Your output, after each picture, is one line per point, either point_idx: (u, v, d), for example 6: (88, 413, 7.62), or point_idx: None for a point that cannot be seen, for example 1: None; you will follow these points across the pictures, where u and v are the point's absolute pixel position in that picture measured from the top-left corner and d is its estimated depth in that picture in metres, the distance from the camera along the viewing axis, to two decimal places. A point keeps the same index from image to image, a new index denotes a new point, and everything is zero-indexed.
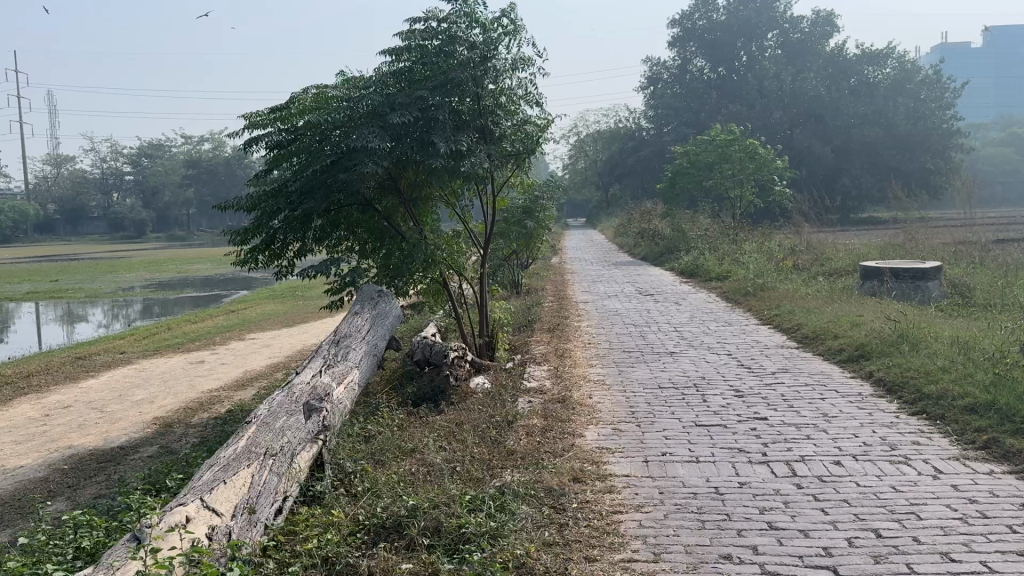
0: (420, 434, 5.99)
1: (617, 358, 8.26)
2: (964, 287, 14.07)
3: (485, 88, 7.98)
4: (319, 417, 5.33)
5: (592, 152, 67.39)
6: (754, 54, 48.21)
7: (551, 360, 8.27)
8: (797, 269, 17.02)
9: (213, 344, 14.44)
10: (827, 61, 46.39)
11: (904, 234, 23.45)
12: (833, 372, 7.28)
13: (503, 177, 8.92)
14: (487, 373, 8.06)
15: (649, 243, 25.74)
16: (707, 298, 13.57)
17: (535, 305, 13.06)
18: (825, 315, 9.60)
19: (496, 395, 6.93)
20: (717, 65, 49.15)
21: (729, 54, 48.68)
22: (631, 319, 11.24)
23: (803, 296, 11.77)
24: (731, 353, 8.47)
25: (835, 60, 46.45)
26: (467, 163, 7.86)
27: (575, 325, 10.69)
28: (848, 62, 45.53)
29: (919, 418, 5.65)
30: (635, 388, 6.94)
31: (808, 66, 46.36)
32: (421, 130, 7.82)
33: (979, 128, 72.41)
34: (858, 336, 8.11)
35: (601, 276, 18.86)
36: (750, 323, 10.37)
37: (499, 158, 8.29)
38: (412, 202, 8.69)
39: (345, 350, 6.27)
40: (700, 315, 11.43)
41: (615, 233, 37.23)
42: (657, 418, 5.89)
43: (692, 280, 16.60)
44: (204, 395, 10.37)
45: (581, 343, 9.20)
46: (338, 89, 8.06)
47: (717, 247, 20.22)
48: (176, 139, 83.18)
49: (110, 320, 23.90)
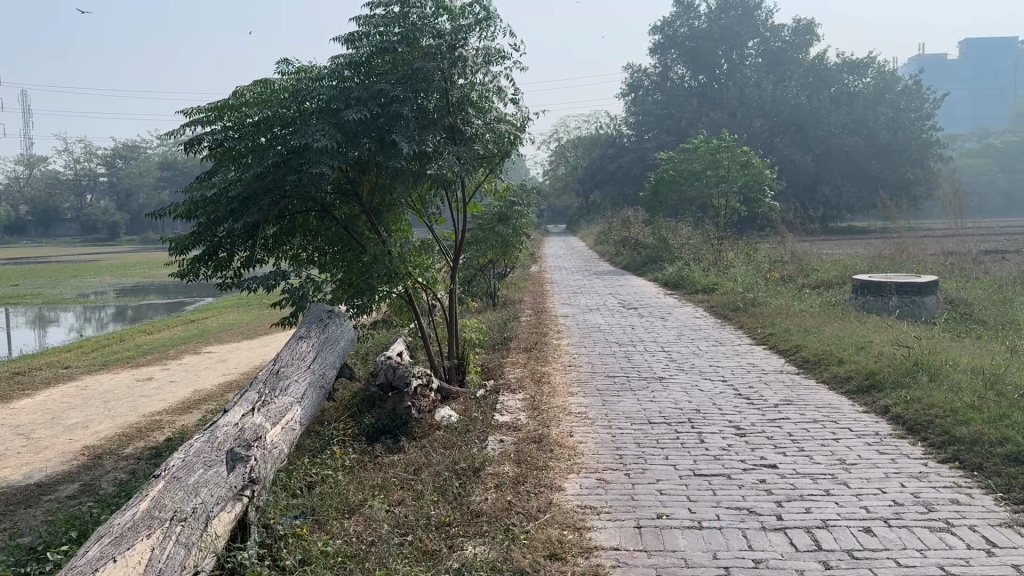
0: (370, 483, 5.09)
1: (601, 385, 7.40)
2: (962, 303, 13.39)
3: (454, 81, 7.15)
4: (243, 469, 4.48)
5: (573, 158, 66.83)
6: (735, 62, 47.83)
7: (527, 387, 7.43)
8: (785, 281, 16.33)
9: (167, 359, 13.48)
10: (807, 70, 46.12)
11: (892, 245, 22.89)
12: (843, 405, 6.48)
13: (476, 182, 8.09)
14: (455, 401, 7.21)
15: (631, 252, 25.01)
16: (693, 312, 12.81)
17: (512, 318, 12.23)
18: (826, 336, 8.84)
19: (464, 430, 6.06)
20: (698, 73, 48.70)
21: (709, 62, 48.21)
22: (616, 337, 10.41)
23: (797, 313, 11.02)
24: (725, 379, 7.67)
25: (815, 69, 46.19)
26: (434, 165, 6.99)
27: (554, 344, 9.86)
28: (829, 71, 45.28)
29: (952, 468, 4.86)
30: (622, 424, 6.10)
31: (790, 74, 46.06)
32: (381, 127, 6.95)
33: (958, 139, 72.60)
34: (866, 362, 7.34)
35: (581, 286, 18.10)
36: (743, 342, 9.60)
37: (471, 161, 7.45)
38: (374, 209, 7.83)
39: (284, 383, 5.37)
40: (688, 332, 10.64)
41: (596, 240, 36.57)
42: (649, 466, 5.06)
43: (677, 291, 15.85)
44: (145, 419, 9.44)
45: (561, 366, 8.35)
46: (289, 81, 7.21)
47: (702, 256, 19.52)
48: (152, 141, 81.81)
49: (85, 323, 23.05)
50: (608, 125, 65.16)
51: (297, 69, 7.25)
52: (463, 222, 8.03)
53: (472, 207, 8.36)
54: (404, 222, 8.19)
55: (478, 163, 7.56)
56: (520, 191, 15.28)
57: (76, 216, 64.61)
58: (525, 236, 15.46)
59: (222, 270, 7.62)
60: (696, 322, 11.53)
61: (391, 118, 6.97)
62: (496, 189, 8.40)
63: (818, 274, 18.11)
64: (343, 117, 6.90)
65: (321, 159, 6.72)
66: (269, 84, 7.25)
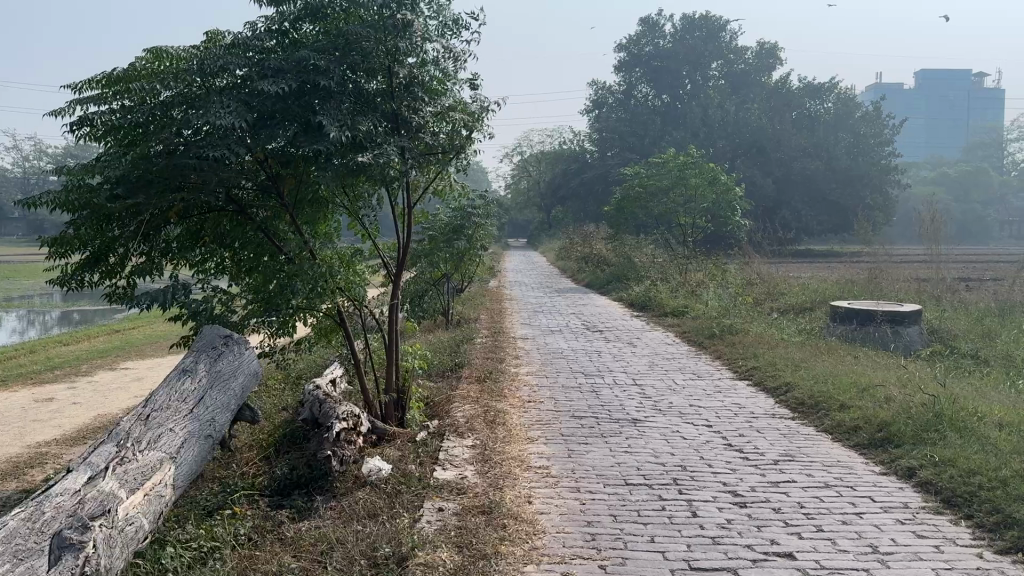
0: (263, 569, 3.84)
1: (565, 428, 6.24)
2: (946, 335, 12.54)
3: (398, 59, 6.02)
4: (72, 563, 3.21)
5: (535, 173, 66.00)
6: (699, 82, 47.44)
7: (479, 427, 6.26)
8: (756, 305, 15.40)
9: (75, 376, 11.96)
10: (770, 92, 45.93)
11: (863, 270, 22.19)
12: (855, 464, 5.43)
13: (424, 181, 6.93)
14: (390, 445, 6.00)
15: (593, 269, 23.97)
16: (664, 338, 11.75)
17: (467, 340, 11.04)
18: (818, 373, 7.82)
19: (396, 489, 4.83)
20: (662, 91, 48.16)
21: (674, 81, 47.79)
22: (582, 364, 9.30)
23: (779, 343, 10.02)
24: (709, 422, 6.57)
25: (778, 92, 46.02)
26: (370, 158, 5.82)
27: (512, 371, 8.71)
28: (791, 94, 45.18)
29: (1019, 564, 3.82)
30: (592, 484, 4.93)
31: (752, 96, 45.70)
32: (305, 108, 5.76)
33: (916, 167, 73.43)
34: (874, 409, 6.34)
35: (541, 304, 16.97)
36: (723, 375, 8.55)
37: (416, 155, 6.30)
38: (300, 210, 6.60)
39: (153, 431, 4.11)
40: (660, 362, 9.57)
41: (556, 256, 35.46)
42: (630, 552, 3.89)
43: (643, 313, 14.80)
44: (27, 451, 8.01)
45: (520, 401, 7.18)
46: (196, 49, 5.97)
47: (668, 275, 18.55)
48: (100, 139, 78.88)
49: (19, 326, 21.33)
50: (570, 141, 64.47)
51: (208, 36, 6.05)
52: (405, 228, 6.83)
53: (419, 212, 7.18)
54: (338, 226, 7.00)
55: (425, 160, 6.39)
56: (477, 201, 14.11)
57: (20, 216, 61.94)
58: (482, 250, 14.31)
59: (110, 278, 6.32)
60: (668, 350, 10.48)
61: (319, 99, 5.79)
62: (447, 193, 7.20)
63: (789, 297, 17.27)
64: (259, 95, 5.72)
65: (227, 144, 5.51)
66: (171, 51, 5.99)
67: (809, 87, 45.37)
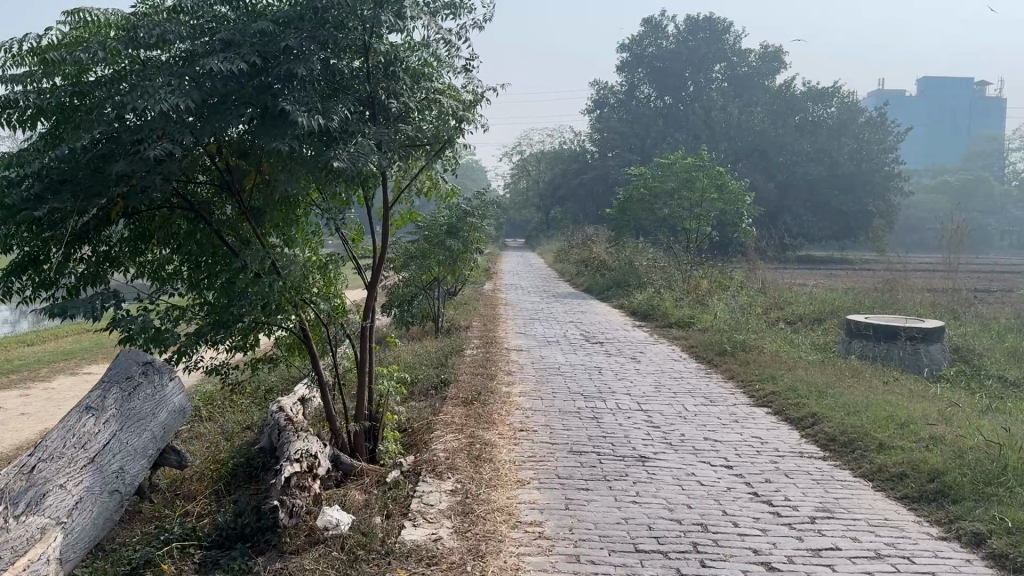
0: None
1: (562, 467, 5.36)
2: (972, 354, 11.69)
3: (376, 34, 5.07)
4: None
5: (535, 172, 65.16)
6: (701, 84, 46.50)
7: (461, 463, 5.39)
8: (766, 316, 14.55)
9: (32, 382, 11.07)
10: (774, 96, 45.02)
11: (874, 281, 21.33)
12: (907, 525, 4.57)
13: (408, 179, 5.96)
14: (356, 486, 5.11)
15: (592, 273, 23.15)
16: (669, 352, 10.90)
17: (457, 352, 10.18)
18: (848, 403, 6.96)
19: (356, 554, 3.94)
20: (664, 93, 47.24)
21: (676, 83, 46.90)
22: (581, 383, 8.43)
23: (798, 363, 9.17)
24: (727, 461, 5.71)
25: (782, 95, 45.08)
26: (341, 151, 4.82)
27: (504, 391, 7.85)
28: (795, 98, 44.33)
29: None
30: (597, 551, 4.03)
31: (756, 99, 44.69)
32: (263, 89, 4.81)
33: (920, 175, 72.66)
34: (920, 452, 5.50)
35: (537, 310, 16.10)
36: (739, 400, 7.70)
37: (398, 150, 5.32)
38: (262, 211, 5.62)
39: (35, 491, 3.21)
40: (667, 381, 8.72)
41: (554, 258, 34.58)
42: None
43: (646, 322, 13.95)
44: None
45: (512, 429, 6.33)
46: (136, 16, 4.99)
47: (671, 281, 17.71)
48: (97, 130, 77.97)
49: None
50: (570, 141, 63.65)
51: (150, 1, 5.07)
52: (383, 231, 5.92)
53: (402, 213, 6.26)
54: (311, 228, 6.07)
55: (408, 154, 5.45)
56: (472, 201, 13.24)
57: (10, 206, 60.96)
58: (476, 253, 13.45)
59: (45, 289, 5.32)
60: (675, 366, 9.62)
61: (280, 80, 4.84)
62: (434, 191, 6.28)
63: (798, 307, 16.44)
64: (208, 73, 4.76)
65: (166, 132, 4.54)
66: (105, 19, 4.99)
67: (812, 91, 44.35)
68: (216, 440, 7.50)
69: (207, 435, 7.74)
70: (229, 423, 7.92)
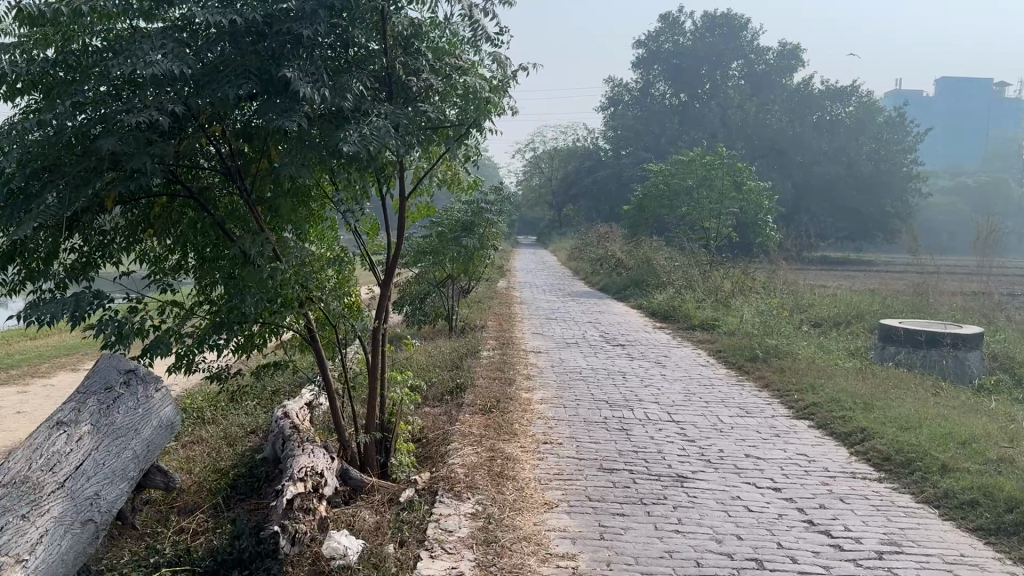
0: None
1: (592, 488, 4.86)
2: (1013, 363, 11.10)
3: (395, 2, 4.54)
4: None
5: (548, 169, 64.58)
6: (718, 81, 45.80)
7: (482, 481, 4.89)
8: (792, 318, 13.99)
9: (29, 378, 10.63)
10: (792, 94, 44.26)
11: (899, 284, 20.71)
12: (989, 563, 4.04)
13: (428, 168, 5.42)
14: (366, 505, 4.61)
15: (608, 271, 22.64)
16: (695, 355, 10.36)
17: (473, 352, 9.71)
18: (899, 416, 6.43)
19: None
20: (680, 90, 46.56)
21: (693, 80, 46.21)
22: (606, 388, 7.93)
23: (835, 370, 8.64)
24: (773, 483, 5.19)
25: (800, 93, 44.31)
26: (352, 130, 4.29)
27: (524, 396, 7.36)
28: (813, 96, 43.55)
29: None
30: None
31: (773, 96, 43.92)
32: (268, 60, 4.29)
33: (939, 176, 71.67)
34: (991, 477, 4.96)
35: (553, 309, 15.59)
36: (776, 412, 7.18)
37: (416, 133, 4.77)
38: (266, 199, 5.10)
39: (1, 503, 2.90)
40: (696, 387, 8.20)
41: (567, 256, 34.01)
42: None
43: (667, 324, 13.42)
44: None
45: (535, 442, 5.82)
46: None
47: (691, 281, 17.18)
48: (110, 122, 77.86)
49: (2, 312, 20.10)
50: (584, 137, 63.05)
51: None
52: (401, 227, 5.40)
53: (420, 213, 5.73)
54: (326, 223, 5.56)
55: (428, 138, 4.92)
56: (489, 195, 12.73)
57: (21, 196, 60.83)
58: (492, 250, 12.97)
59: (30, 281, 4.83)
60: (703, 371, 9.10)
61: (286, 49, 4.32)
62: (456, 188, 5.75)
63: (824, 308, 15.86)
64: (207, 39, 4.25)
65: (158, 106, 4.03)
66: None
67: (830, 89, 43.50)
68: (218, 446, 7.07)
69: (210, 439, 7.32)
70: (232, 427, 7.49)
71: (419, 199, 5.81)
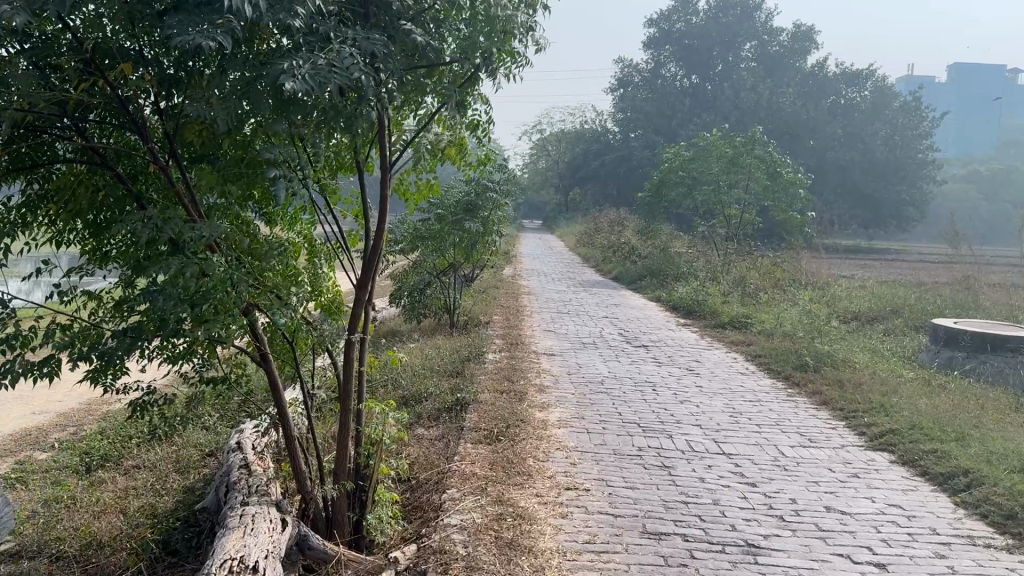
0: None
1: (636, 567, 3.59)
2: None
3: None
4: None
5: (555, 152, 63.04)
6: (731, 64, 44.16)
7: (484, 554, 3.63)
8: (830, 315, 12.67)
9: None
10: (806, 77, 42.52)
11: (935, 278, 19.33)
12: None
13: (422, 129, 4.01)
14: None
15: (620, 258, 21.37)
16: (730, 359, 9.09)
17: (476, 354, 8.47)
18: (1009, 453, 5.13)
19: None
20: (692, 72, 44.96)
21: (705, 61, 44.59)
22: (634, 405, 6.65)
23: (902, 383, 7.34)
24: (873, 554, 3.91)
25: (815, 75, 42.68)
26: (295, 64, 2.93)
27: (538, 415, 6.11)
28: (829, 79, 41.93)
29: None
30: None
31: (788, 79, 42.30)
32: None
33: (956, 163, 69.95)
34: None
35: (564, 301, 14.30)
36: (845, 441, 5.90)
37: (398, 74, 3.38)
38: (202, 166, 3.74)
39: None
40: (740, 403, 6.93)
41: (576, 243, 32.64)
42: None
43: (692, 320, 12.12)
44: None
45: (555, 488, 4.54)
46: None
47: (714, 272, 15.87)
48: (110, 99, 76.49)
49: None
50: (592, 120, 61.53)
51: None
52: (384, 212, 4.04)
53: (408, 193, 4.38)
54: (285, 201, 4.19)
55: (416, 84, 3.53)
56: (494, 175, 11.42)
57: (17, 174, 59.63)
58: (498, 237, 11.71)
59: None
60: (744, 382, 7.82)
61: None
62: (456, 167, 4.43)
63: (858, 303, 14.57)
64: None
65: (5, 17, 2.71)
66: None
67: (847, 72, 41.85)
68: (167, 475, 5.84)
69: (161, 463, 6.10)
70: (188, 450, 6.26)
71: (424, 179, 4.34)
